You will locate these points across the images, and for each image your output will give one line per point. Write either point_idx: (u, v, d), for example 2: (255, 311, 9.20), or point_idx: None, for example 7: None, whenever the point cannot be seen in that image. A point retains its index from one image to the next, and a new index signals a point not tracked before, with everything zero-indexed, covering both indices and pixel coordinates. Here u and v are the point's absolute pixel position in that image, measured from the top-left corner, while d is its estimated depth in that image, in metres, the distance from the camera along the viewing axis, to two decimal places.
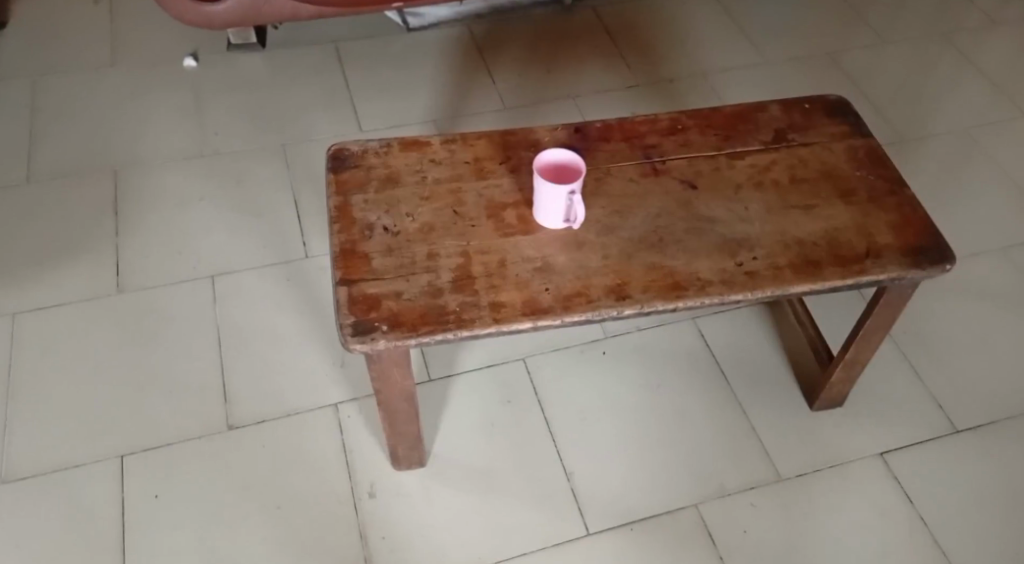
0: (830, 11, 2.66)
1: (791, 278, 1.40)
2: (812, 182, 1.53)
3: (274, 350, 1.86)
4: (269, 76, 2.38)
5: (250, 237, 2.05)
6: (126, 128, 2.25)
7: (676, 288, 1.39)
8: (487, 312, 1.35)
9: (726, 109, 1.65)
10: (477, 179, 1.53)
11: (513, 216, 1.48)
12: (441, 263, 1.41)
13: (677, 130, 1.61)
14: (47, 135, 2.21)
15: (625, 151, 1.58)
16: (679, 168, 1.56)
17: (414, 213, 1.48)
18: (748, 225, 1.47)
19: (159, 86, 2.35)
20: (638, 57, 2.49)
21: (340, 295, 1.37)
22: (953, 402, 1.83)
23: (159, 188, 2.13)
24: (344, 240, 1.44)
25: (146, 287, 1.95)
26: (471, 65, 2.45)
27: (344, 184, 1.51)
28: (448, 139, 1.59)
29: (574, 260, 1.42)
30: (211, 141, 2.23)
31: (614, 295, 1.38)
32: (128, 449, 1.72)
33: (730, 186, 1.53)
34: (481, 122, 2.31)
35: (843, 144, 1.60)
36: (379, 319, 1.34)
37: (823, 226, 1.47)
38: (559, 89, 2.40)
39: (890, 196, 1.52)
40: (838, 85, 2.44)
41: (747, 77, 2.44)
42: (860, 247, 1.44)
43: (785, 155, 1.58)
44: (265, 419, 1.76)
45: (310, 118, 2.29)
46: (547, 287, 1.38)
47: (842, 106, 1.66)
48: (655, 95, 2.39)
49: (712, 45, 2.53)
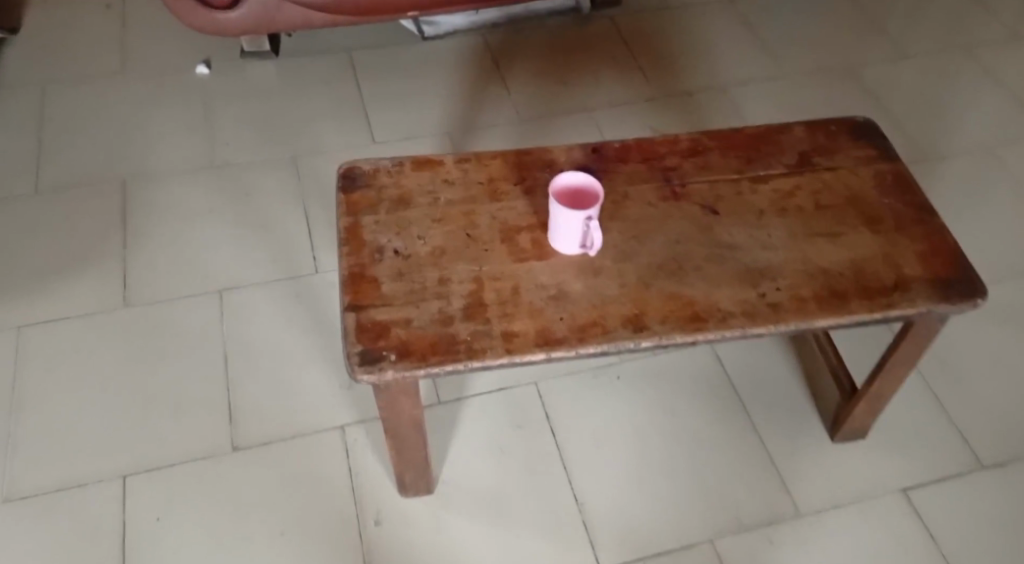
0: (853, 22, 2.60)
1: (815, 311, 1.35)
2: (837, 208, 1.48)
3: (282, 369, 1.83)
4: (281, 86, 2.35)
5: (258, 251, 2.01)
6: (135, 138, 2.22)
7: (695, 320, 1.34)
8: (499, 342, 1.31)
9: (748, 130, 1.60)
10: (491, 201, 1.49)
11: (527, 240, 1.43)
12: (453, 289, 1.37)
13: (697, 151, 1.56)
14: (54, 146, 2.19)
15: (643, 173, 1.53)
16: (699, 192, 1.51)
17: (425, 235, 1.43)
18: (771, 254, 1.42)
19: (170, 95, 2.32)
20: (655, 69, 2.44)
21: (347, 321, 1.32)
22: (978, 434, 1.77)
23: (168, 200, 2.10)
24: (353, 263, 1.39)
25: (152, 301, 1.92)
26: (484, 75, 2.40)
27: (355, 204, 1.47)
28: (461, 158, 1.55)
29: (589, 288, 1.37)
30: (221, 152, 2.20)
31: (631, 326, 1.33)
32: (130, 469, 1.68)
33: (752, 211, 1.48)
34: (494, 135, 2.26)
35: (869, 169, 1.54)
36: (388, 348, 1.29)
37: (848, 256, 1.42)
38: (574, 101, 2.35)
39: (918, 224, 1.46)
40: (861, 101, 2.38)
41: (767, 92, 2.39)
42: (887, 279, 1.39)
43: (810, 179, 1.52)
44: (271, 440, 1.72)
45: (321, 129, 2.25)
46: (562, 316, 1.34)
47: (867, 128, 1.61)
48: (672, 109, 2.34)
49: (732, 58, 2.47)
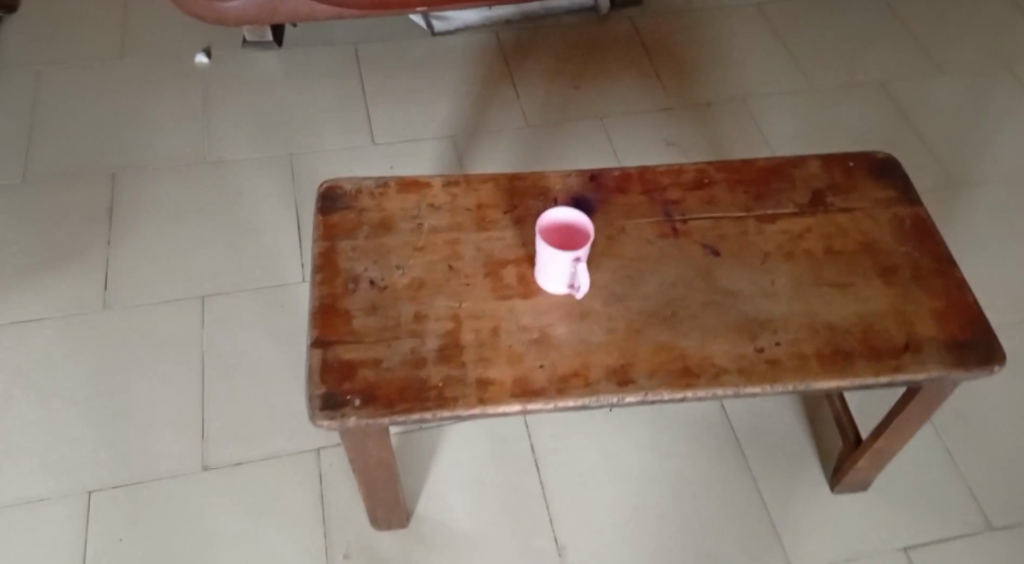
0: (888, 32, 2.46)
1: (816, 371, 1.25)
2: (849, 255, 1.37)
3: (261, 385, 1.76)
4: (282, 78, 2.26)
5: (246, 256, 1.93)
6: (128, 128, 2.14)
7: (686, 375, 1.25)
8: (472, 391, 1.22)
9: (759, 163, 1.49)
10: (478, 229, 1.40)
11: (512, 275, 1.34)
12: (429, 327, 1.28)
13: (702, 184, 1.46)
14: (45, 133, 2.11)
15: (643, 206, 1.43)
16: (701, 229, 1.41)
17: (405, 266, 1.35)
18: (773, 303, 1.32)
19: (167, 83, 2.24)
20: (674, 75, 2.32)
21: (313, 358, 1.24)
22: (990, 492, 1.67)
23: (157, 196, 2.02)
24: (325, 293, 1.31)
25: (132, 304, 1.85)
26: (494, 76, 2.30)
27: (333, 226, 1.39)
28: (450, 180, 1.45)
29: (575, 332, 1.28)
30: (215, 146, 2.12)
31: (615, 378, 1.24)
32: (97, 484, 1.63)
33: (756, 254, 1.38)
34: (499, 141, 2.16)
35: (888, 212, 1.43)
36: (353, 391, 1.21)
37: (857, 309, 1.31)
38: (586, 108, 2.24)
39: (936, 277, 1.35)
40: (890, 119, 2.25)
41: (791, 105, 2.26)
42: (897, 338, 1.29)
43: (822, 221, 1.42)
44: (243, 461, 1.67)
45: (320, 127, 2.17)
46: (542, 364, 1.25)
47: (888, 166, 1.49)
48: (688, 120, 2.22)
49: (755, 66, 2.35)
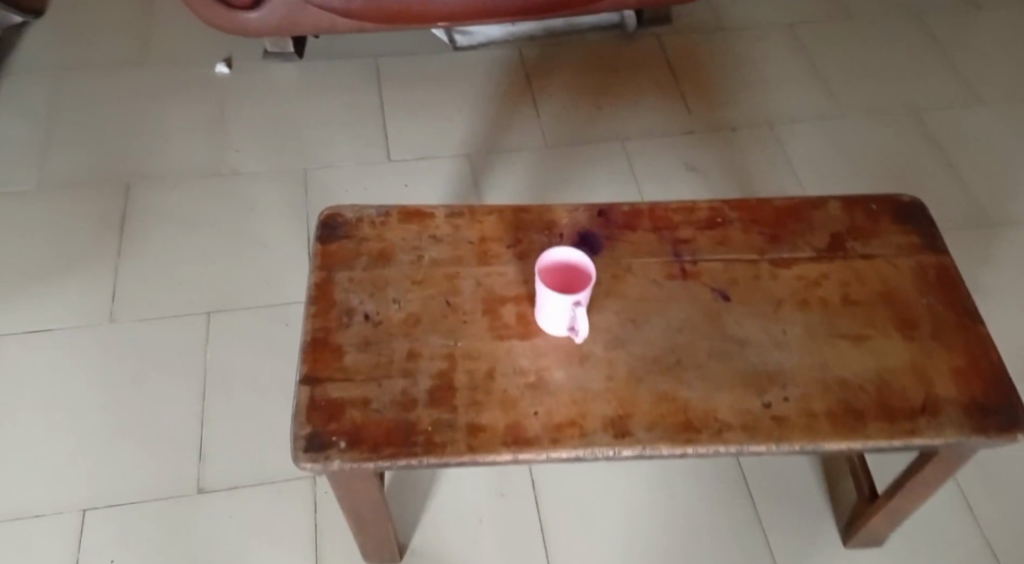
0: (925, 56, 2.37)
1: (825, 431, 1.20)
2: (867, 306, 1.32)
3: (260, 406, 1.73)
4: (301, 90, 2.23)
5: (253, 272, 1.91)
6: (144, 137, 2.12)
7: (686, 430, 1.20)
8: (462, 437, 1.18)
9: (777, 203, 1.43)
10: (479, 263, 1.35)
11: (511, 314, 1.30)
12: (422, 366, 1.24)
13: (716, 223, 1.41)
14: (60, 140, 2.10)
15: (652, 244, 1.38)
16: (712, 272, 1.35)
17: (401, 299, 1.31)
18: (783, 355, 1.27)
19: (186, 92, 2.22)
20: (699, 97, 2.26)
21: (300, 396, 1.21)
22: (1010, 551, 1.59)
23: (168, 207, 2.00)
24: (316, 326, 1.27)
25: (137, 318, 1.83)
26: (514, 92, 2.25)
27: (330, 255, 1.35)
28: (453, 210, 1.41)
29: (572, 378, 1.24)
30: (230, 158, 2.10)
31: (612, 430, 1.20)
32: (91, 502, 1.61)
33: (768, 301, 1.32)
34: (516, 161, 2.12)
35: (911, 259, 1.37)
36: (339, 433, 1.18)
37: (873, 366, 1.26)
38: (606, 128, 2.19)
39: (959, 332, 1.29)
40: (923, 149, 2.17)
41: (820, 132, 2.19)
42: (914, 398, 1.23)
43: (840, 267, 1.36)
44: (239, 484, 1.64)
45: (336, 141, 2.14)
46: (537, 411, 1.21)
47: (914, 209, 1.42)
48: (712, 143, 2.16)
49: (785, 90, 2.28)
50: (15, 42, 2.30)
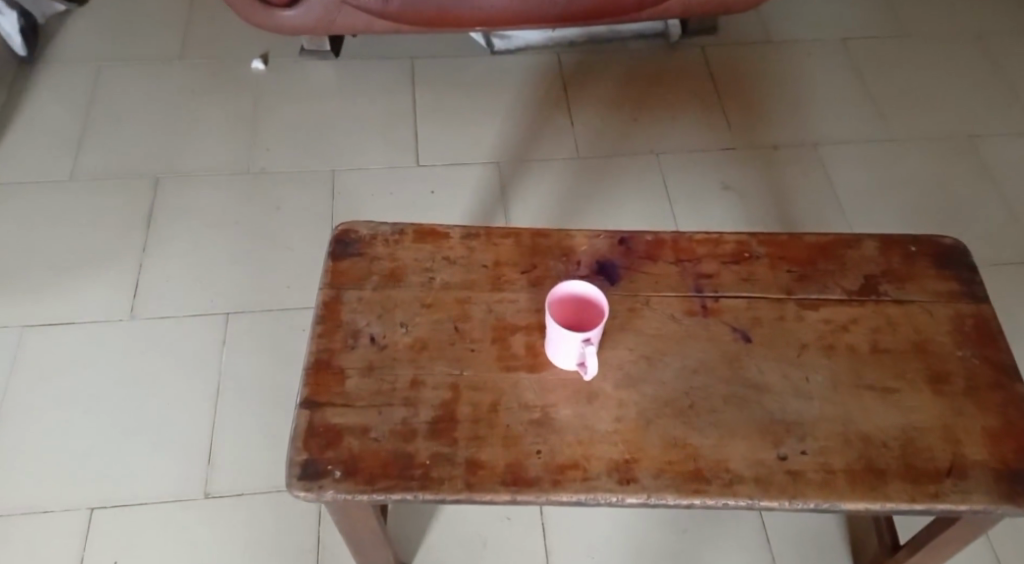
0: (983, 79, 2.26)
1: (843, 489, 1.16)
2: (897, 356, 1.26)
3: (271, 413, 1.71)
4: (335, 90, 2.21)
5: (274, 274, 1.89)
6: (176, 132, 2.12)
7: (695, 479, 1.16)
8: (460, 473, 1.15)
9: (809, 239, 1.37)
10: (492, 289, 1.32)
11: (521, 344, 1.26)
12: (424, 395, 1.21)
13: (742, 258, 1.35)
14: (93, 131, 2.11)
15: (673, 277, 1.33)
16: (734, 310, 1.30)
17: (409, 323, 1.27)
18: (804, 404, 1.22)
19: (221, 87, 2.21)
20: (741, 113, 2.19)
21: (298, 420, 1.18)
22: None
23: (195, 204, 1.99)
24: (321, 347, 1.25)
25: (156, 316, 1.82)
26: (550, 100, 2.20)
27: (341, 273, 1.32)
28: (470, 232, 1.37)
29: (579, 416, 1.20)
30: (259, 158, 2.08)
31: (617, 475, 1.16)
32: (98, 501, 1.61)
33: (792, 345, 1.27)
34: (547, 172, 2.07)
35: (947, 308, 1.31)
36: (335, 462, 1.15)
37: (898, 422, 1.21)
38: (643, 141, 2.13)
39: (993, 391, 1.24)
40: (974, 178, 2.08)
41: (865, 156, 2.11)
42: (940, 459, 1.18)
43: (870, 313, 1.30)
44: (244, 491, 1.63)
45: (366, 144, 2.11)
46: (539, 450, 1.17)
47: (955, 254, 1.36)
48: (751, 162, 2.09)
49: (831, 109, 2.20)
50: (57, 30, 2.30)
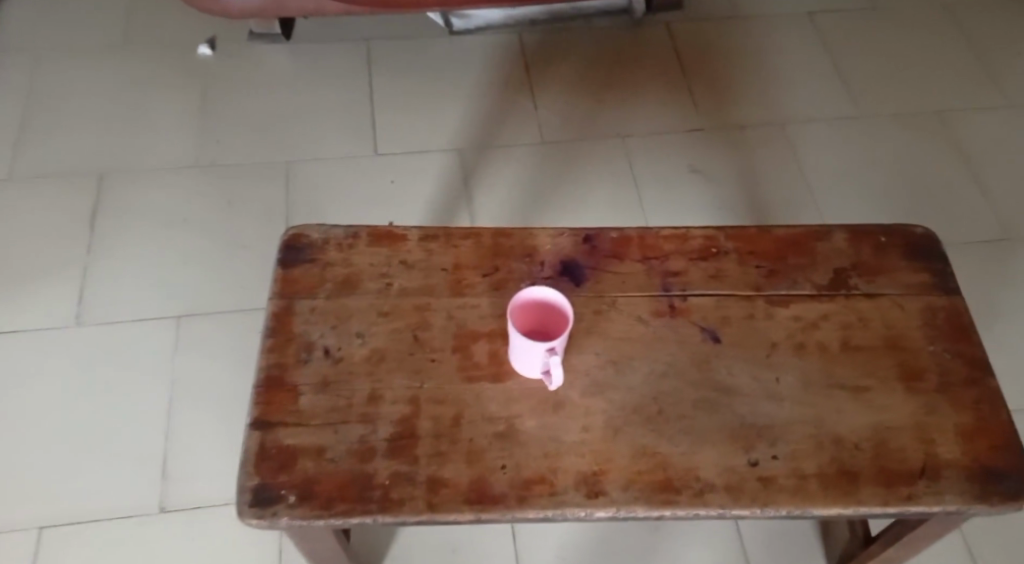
0: (951, 53, 2.22)
1: (816, 495, 1.11)
2: (868, 353, 1.22)
3: (228, 422, 1.65)
4: (287, 76, 2.12)
5: (228, 273, 1.82)
6: (122, 124, 2.02)
7: (665, 490, 1.11)
8: (421, 493, 1.10)
9: (778, 232, 1.33)
10: (452, 294, 1.26)
11: (484, 352, 1.20)
12: (383, 411, 1.15)
13: (709, 254, 1.30)
14: (35, 126, 2.01)
15: (639, 276, 1.28)
16: (702, 309, 1.25)
17: (366, 333, 1.21)
18: (775, 407, 1.17)
19: (168, 76, 2.11)
20: (708, 92, 2.13)
21: (249, 442, 1.13)
22: None
23: (143, 202, 1.91)
24: (272, 363, 1.19)
25: (105, 322, 1.75)
26: (512, 83, 2.13)
27: (293, 282, 1.26)
28: (428, 233, 1.31)
29: (545, 427, 1.15)
30: (209, 150, 1.99)
31: (585, 489, 1.11)
32: (49, 520, 1.54)
33: (762, 344, 1.22)
34: (510, 158, 2.00)
35: (919, 301, 1.27)
36: (289, 486, 1.10)
37: (871, 422, 1.17)
38: (607, 124, 2.07)
39: (965, 387, 1.20)
40: (942, 156, 2.04)
41: (833, 134, 2.06)
42: (914, 460, 1.14)
43: (841, 309, 1.26)
44: (200, 505, 1.57)
45: (321, 133, 2.03)
46: (504, 464, 1.12)
47: (925, 245, 1.32)
48: (718, 144, 2.04)
49: (799, 86, 2.15)
50: None
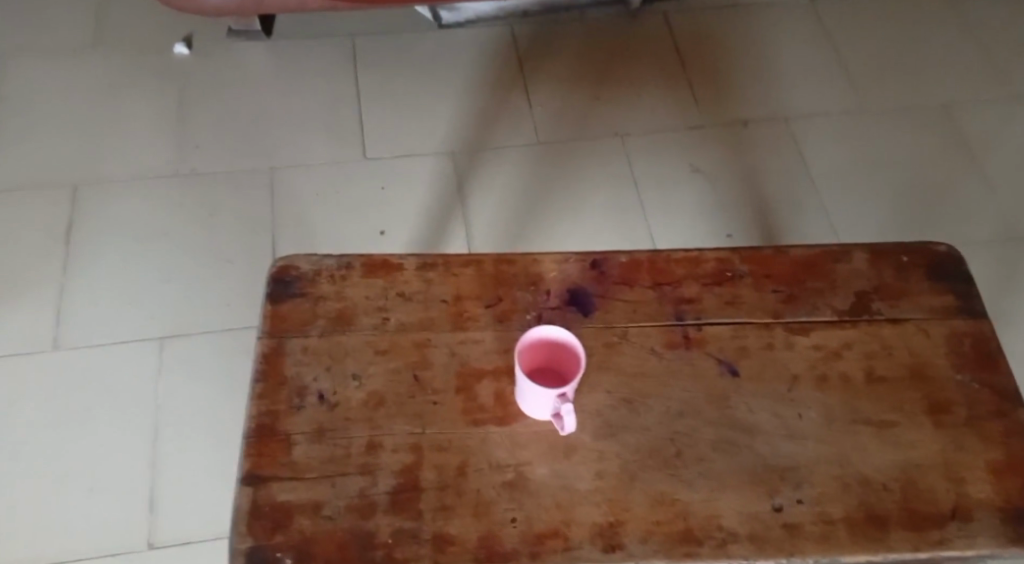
0: (957, 41, 2.15)
1: (844, 542, 1.05)
2: (893, 384, 1.15)
3: (217, 451, 1.57)
4: (268, 76, 2.02)
5: (213, 289, 1.73)
6: (95, 131, 1.92)
7: (686, 541, 1.05)
8: (427, 552, 1.03)
9: (794, 253, 1.25)
10: (453, 328, 1.18)
11: (489, 392, 1.13)
12: (383, 461, 1.08)
13: (723, 278, 1.23)
14: (4, 135, 1.90)
15: (650, 304, 1.20)
16: (718, 339, 1.18)
17: (362, 375, 1.14)
18: (798, 446, 1.11)
19: (142, 77, 2.00)
20: (708, 85, 2.04)
21: (241, 499, 1.06)
22: None
23: (121, 214, 1.81)
24: (263, 411, 1.11)
25: (85, 345, 1.66)
26: (504, 80, 2.04)
27: (282, 319, 1.17)
28: (425, 262, 1.23)
29: (556, 475, 1.08)
30: (189, 156, 1.89)
31: (601, 542, 1.04)
32: (33, 559, 1.47)
33: (781, 377, 1.15)
34: (503, 160, 1.92)
35: (943, 327, 1.20)
36: (285, 547, 1.03)
37: (898, 460, 1.10)
38: (604, 122, 1.98)
39: (995, 420, 1.14)
40: (951, 151, 1.97)
41: (839, 129, 1.99)
42: (944, 502, 1.08)
43: (863, 336, 1.19)
44: (192, 540, 1.50)
45: (305, 137, 1.93)
46: (514, 517, 1.05)
47: (948, 265, 1.25)
48: (720, 141, 1.96)
49: (802, 78, 2.06)
50: None
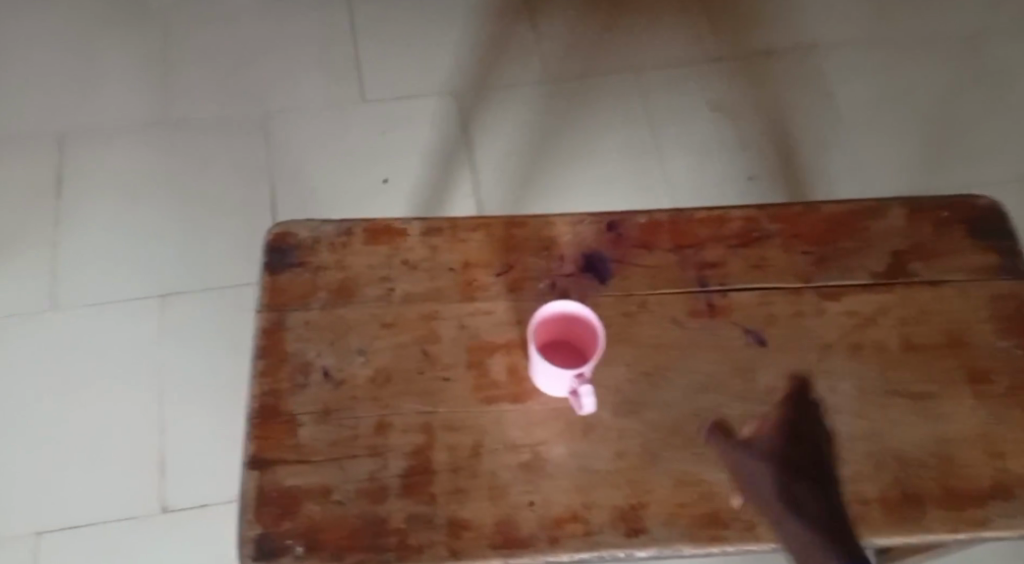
0: None
1: (878, 522, 1.00)
2: (931, 352, 1.09)
3: (220, 413, 1.53)
4: (258, 12, 1.90)
5: (211, 244, 1.66)
6: (76, 77, 1.81)
7: (713, 523, 1.00)
8: (441, 538, 0.99)
9: (826, 210, 1.17)
10: (463, 298, 1.11)
11: (502, 367, 1.07)
12: (393, 442, 1.03)
13: (750, 239, 1.15)
14: None
15: (672, 269, 1.13)
16: (744, 306, 1.11)
17: (367, 351, 1.08)
18: (830, 420, 1.05)
19: (123, 17, 1.88)
20: (727, 14, 1.92)
21: (246, 485, 1.01)
22: None
23: (111, 165, 1.73)
24: (265, 391, 1.05)
25: (81, 306, 1.60)
26: (509, 11, 1.92)
27: (281, 292, 1.11)
28: (431, 227, 1.15)
29: (575, 456, 1.03)
30: (178, 103, 1.79)
31: (623, 526, 1.00)
32: (43, 525, 1.45)
33: (813, 347, 1.09)
34: (510, 100, 1.82)
35: (984, 289, 1.13)
36: (294, 535, 0.99)
37: (936, 434, 1.04)
38: (617, 56, 1.87)
39: None
40: (984, 81, 1.86)
41: (865, 60, 1.88)
42: (984, 477, 1.03)
43: (900, 300, 1.12)
44: (199, 505, 1.47)
45: (300, 78, 1.83)
46: (531, 501, 1.00)
47: (990, 221, 1.17)
48: (740, 75, 1.85)
49: (826, 4, 1.94)
50: None
